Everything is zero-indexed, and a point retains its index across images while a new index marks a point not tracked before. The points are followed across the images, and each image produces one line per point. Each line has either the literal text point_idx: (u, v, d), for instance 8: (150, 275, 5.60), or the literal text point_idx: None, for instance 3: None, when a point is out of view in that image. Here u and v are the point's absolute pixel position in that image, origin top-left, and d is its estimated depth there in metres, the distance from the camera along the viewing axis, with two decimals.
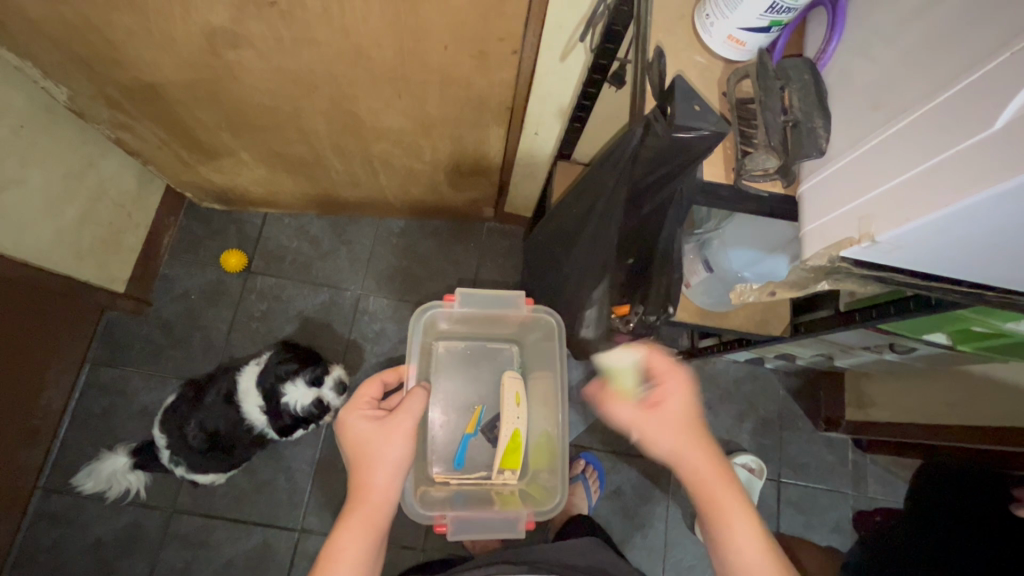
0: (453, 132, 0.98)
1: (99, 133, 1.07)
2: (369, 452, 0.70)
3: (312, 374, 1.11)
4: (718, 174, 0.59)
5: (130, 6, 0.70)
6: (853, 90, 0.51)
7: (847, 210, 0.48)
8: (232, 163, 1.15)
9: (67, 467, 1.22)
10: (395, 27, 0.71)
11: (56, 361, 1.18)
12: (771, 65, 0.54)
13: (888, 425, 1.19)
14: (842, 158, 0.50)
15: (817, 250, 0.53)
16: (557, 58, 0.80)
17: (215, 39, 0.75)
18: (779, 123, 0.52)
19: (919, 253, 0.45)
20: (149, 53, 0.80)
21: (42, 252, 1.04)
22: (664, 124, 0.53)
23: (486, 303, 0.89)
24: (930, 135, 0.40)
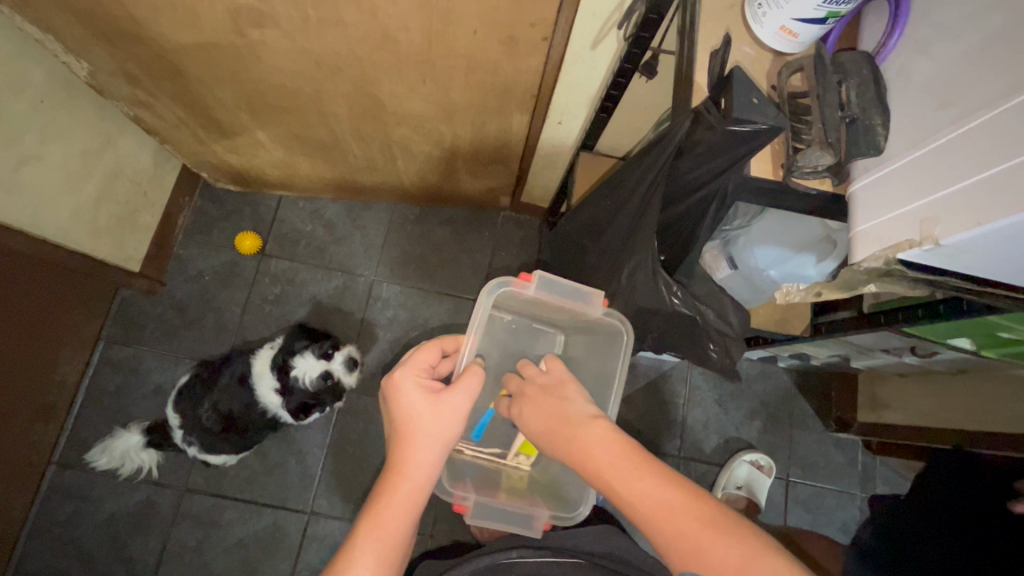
0: (475, 119, 0.97)
1: (117, 110, 1.06)
2: (419, 427, 0.68)
3: (320, 348, 1.11)
4: (764, 169, 0.57)
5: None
6: (916, 88, 0.50)
7: (907, 212, 0.47)
8: (250, 144, 1.14)
9: (80, 443, 1.23)
10: (425, 10, 0.69)
11: (71, 338, 1.18)
12: (829, 60, 0.54)
13: (902, 427, 1.19)
14: (901, 159, 0.49)
15: (874, 251, 0.52)
16: (589, 45, 0.78)
17: (241, 18, 0.74)
18: (836, 120, 0.52)
19: (982, 258, 0.44)
20: (172, 30, 0.78)
21: (59, 229, 1.04)
22: (719, 117, 0.52)
23: (558, 298, 0.77)
24: (1002, 140, 0.39)
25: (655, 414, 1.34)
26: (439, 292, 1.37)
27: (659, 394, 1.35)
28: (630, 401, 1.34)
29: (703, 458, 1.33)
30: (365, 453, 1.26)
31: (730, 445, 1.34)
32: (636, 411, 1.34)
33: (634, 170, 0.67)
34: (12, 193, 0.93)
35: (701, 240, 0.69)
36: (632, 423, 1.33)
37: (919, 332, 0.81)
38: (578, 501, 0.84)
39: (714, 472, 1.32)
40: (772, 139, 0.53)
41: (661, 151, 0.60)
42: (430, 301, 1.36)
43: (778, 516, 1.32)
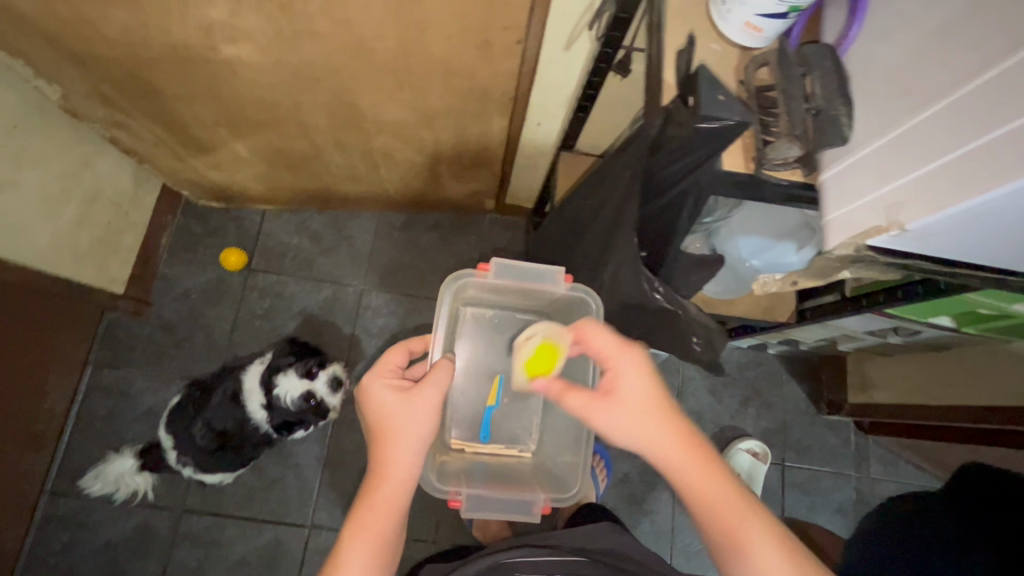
0: (455, 124, 0.97)
1: (93, 132, 1.05)
2: (393, 424, 0.69)
3: (303, 367, 1.09)
4: (737, 163, 0.59)
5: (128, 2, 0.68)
6: (879, 77, 0.51)
7: (872, 200, 0.49)
8: (231, 160, 1.13)
9: (73, 470, 1.22)
10: (399, 18, 0.70)
11: (58, 364, 1.17)
12: (792, 53, 0.55)
13: (891, 407, 1.22)
14: (865, 148, 0.51)
15: (843, 239, 0.54)
16: (562, 46, 0.79)
17: (215, 34, 0.74)
18: (802, 112, 0.53)
19: (945, 240, 0.46)
20: (145, 49, 0.78)
21: (41, 255, 1.03)
22: (688, 113, 0.53)
23: (523, 281, 0.82)
24: (958, 126, 0.41)
25: None
26: (428, 298, 1.37)
27: None
28: None
29: None
30: (363, 462, 1.26)
31: (725, 434, 1.36)
32: None
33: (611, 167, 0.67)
34: None
35: (682, 236, 0.68)
36: None
37: (901, 312, 0.82)
38: (573, 480, 0.88)
39: None
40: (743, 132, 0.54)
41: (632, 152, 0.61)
42: (420, 307, 1.36)
43: (776, 500, 1.34)
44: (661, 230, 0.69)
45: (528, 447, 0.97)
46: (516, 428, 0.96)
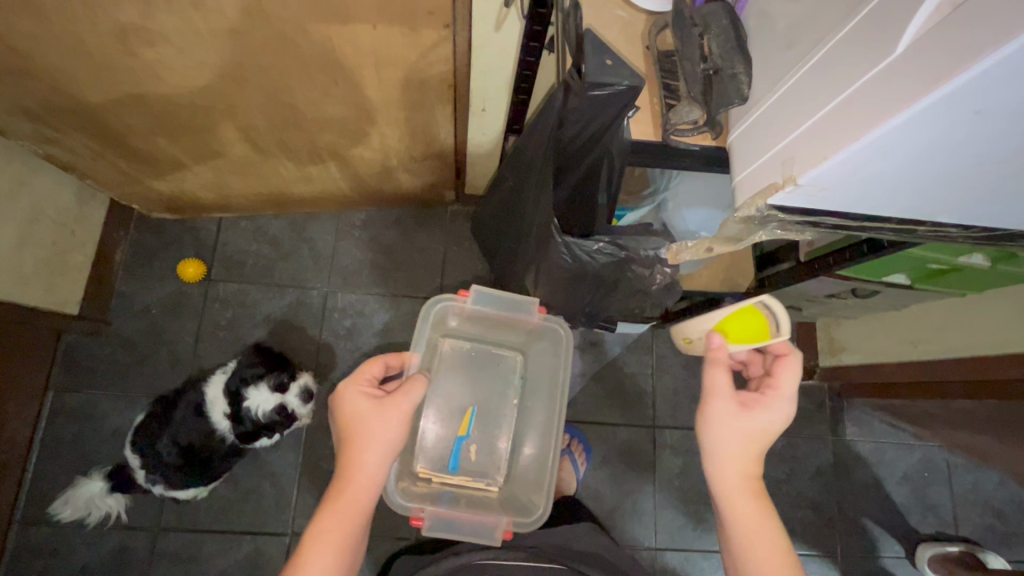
0: (398, 116, 0.96)
1: (26, 150, 1.02)
2: (364, 430, 0.68)
3: (275, 380, 1.08)
4: (646, 132, 0.58)
5: (28, 8, 0.65)
6: (771, 30, 0.52)
7: (770, 155, 0.49)
8: (174, 169, 1.10)
9: (41, 497, 1.19)
10: (317, 9, 0.67)
11: (15, 392, 1.14)
12: (688, 13, 0.54)
13: (864, 367, 1.23)
14: (765, 103, 0.51)
15: (747, 199, 0.53)
16: (492, 27, 0.77)
17: (130, 38, 0.71)
18: (699, 72, 0.53)
19: (840, 194, 0.46)
20: (58, 58, 0.75)
21: None
22: (578, 83, 0.51)
23: (498, 306, 0.88)
24: (851, 62, 0.41)
25: (625, 388, 1.35)
26: (395, 296, 1.35)
27: (627, 368, 1.36)
28: (599, 379, 1.35)
29: (677, 425, 1.35)
30: None
31: None
32: (606, 388, 1.35)
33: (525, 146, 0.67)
34: None
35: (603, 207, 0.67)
36: (602, 399, 1.34)
37: (854, 273, 0.82)
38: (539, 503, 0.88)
39: (689, 436, 1.34)
40: (636, 97, 0.53)
41: (542, 129, 0.61)
42: (387, 306, 1.34)
43: None
44: (575, 201, 0.70)
45: (496, 482, 0.97)
46: (485, 463, 0.97)
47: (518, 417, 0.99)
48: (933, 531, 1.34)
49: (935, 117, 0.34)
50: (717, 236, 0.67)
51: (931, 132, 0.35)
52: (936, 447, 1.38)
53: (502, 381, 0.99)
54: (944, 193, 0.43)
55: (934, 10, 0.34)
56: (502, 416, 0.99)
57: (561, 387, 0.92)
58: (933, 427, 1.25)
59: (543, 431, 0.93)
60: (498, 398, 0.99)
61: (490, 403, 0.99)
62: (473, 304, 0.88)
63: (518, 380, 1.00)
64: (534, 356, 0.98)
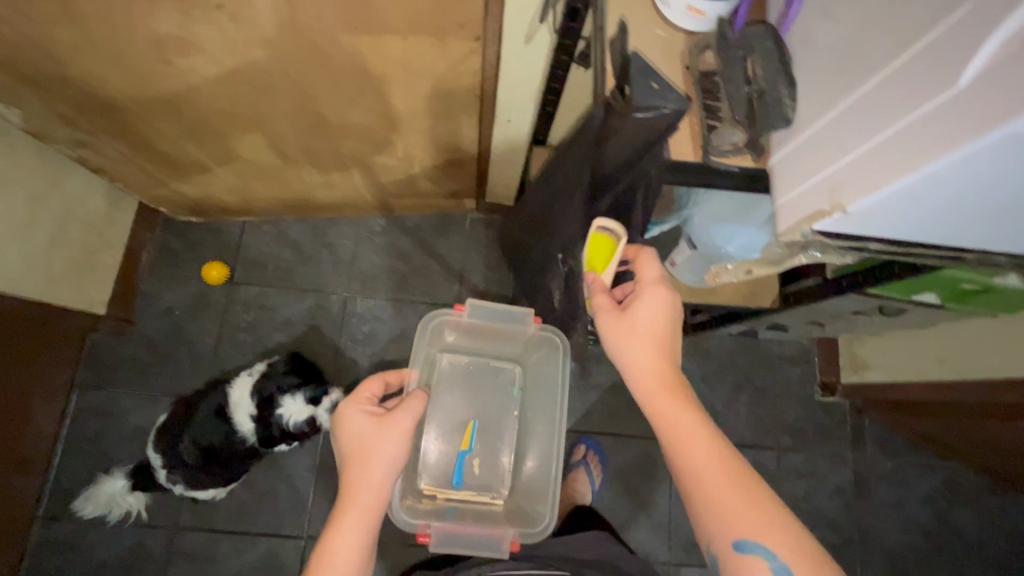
0: (422, 126, 0.96)
1: (60, 154, 1.04)
2: (365, 449, 0.68)
3: (310, 392, 1.11)
4: (686, 152, 0.57)
5: (71, 19, 0.67)
6: (815, 55, 0.51)
7: (815, 182, 0.49)
8: (201, 174, 1.12)
9: (64, 493, 1.21)
10: (348, 21, 0.68)
11: (41, 389, 1.16)
12: (731, 35, 0.54)
13: (889, 386, 1.22)
14: (808, 128, 0.51)
15: (791, 224, 0.53)
16: (521, 41, 0.78)
17: (167, 48, 0.72)
18: (742, 95, 0.53)
19: (889, 220, 0.46)
20: (97, 67, 0.77)
21: (13, 279, 1.02)
22: (622, 104, 0.51)
23: (496, 319, 0.89)
24: (902, 91, 0.40)
25: None
26: (413, 302, 1.36)
27: None
28: (616, 390, 1.34)
29: None
30: None
31: (718, 422, 1.35)
32: (623, 399, 1.34)
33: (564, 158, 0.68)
34: None
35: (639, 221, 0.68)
36: (619, 410, 1.33)
37: (882, 292, 0.81)
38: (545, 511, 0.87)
39: None
40: (679, 120, 0.52)
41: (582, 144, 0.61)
42: (406, 311, 1.35)
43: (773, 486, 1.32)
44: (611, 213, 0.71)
45: (501, 495, 0.96)
46: (489, 476, 0.97)
47: (520, 428, 0.99)
48: (956, 554, 1.31)
49: (1002, 149, 0.34)
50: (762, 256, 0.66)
51: (995, 162, 0.35)
52: (960, 468, 1.34)
53: (502, 393, 0.99)
54: (996, 218, 0.43)
55: (994, 48, 0.33)
56: (504, 428, 0.99)
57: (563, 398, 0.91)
58: (958, 448, 1.22)
59: (546, 440, 0.93)
60: (499, 410, 0.99)
61: (491, 416, 0.99)
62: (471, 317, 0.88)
63: (518, 392, 1.00)
64: (532, 366, 0.98)
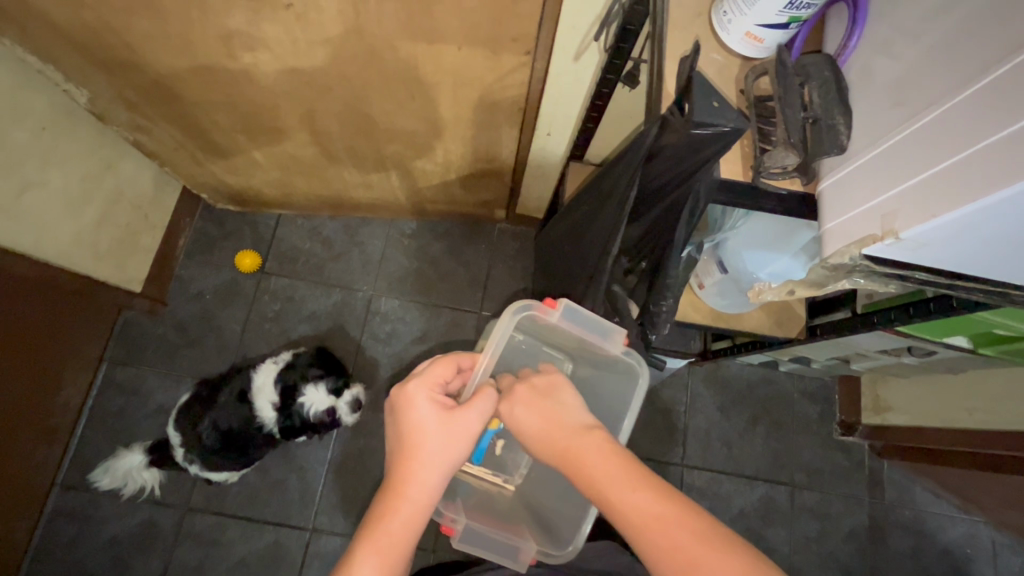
0: (464, 134, 0.99)
1: (118, 136, 1.09)
2: (427, 443, 0.66)
3: (334, 382, 1.14)
4: (735, 171, 0.58)
5: (151, 11, 0.71)
6: (875, 87, 0.51)
7: (869, 208, 0.48)
8: (246, 165, 1.16)
9: (83, 464, 1.24)
10: (408, 29, 0.71)
11: (73, 360, 1.19)
12: (790, 62, 0.54)
13: (912, 430, 1.19)
14: (864, 155, 0.50)
15: (839, 247, 0.52)
16: (571, 58, 0.80)
17: (234, 42, 0.76)
18: (798, 120, 0.52)
19: (945, 250, 0.44)
20: (166, 56, 0.81)
21: (62, 252, 1.06)
22: (682, 120, 0.53)
23: (580, 328, 0.79)
24: (965, 123, 0.39)
25: (657, 422, 1.33)
26: (436, 306, 1.38)
27: (659, 402, 1.34)
28: None
29: (706, 466, 1.32)
30: (366, 469, 1.26)
31: (733, 452, 1.33)
32: (637, 419, 1.33)
33: (612, 170, 0.71)
34: (13, 218, 0.95)
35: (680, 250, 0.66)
36: (634, 431, 1.32)
37: (912, 331, 0.80)
38: (570, 535, 0.82)
39: (718, 479, 1.31)
40: (736, 139, 0.53)
41: (631, 160, 0.64)
42: (428, 315, 1.37)
43: (785, 524, 1.30)
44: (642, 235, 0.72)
45: (512, 479, 0.97)
46: (506, 458, 0.98)
47: None
48: None
49: None
50: (804, 280, 0.65)
51: None
52: (981, 523, 1.30)
53: None
54: None
55: None
56: None
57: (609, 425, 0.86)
58: (982, 503, 1.18)
59: None
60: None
61: None
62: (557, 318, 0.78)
63: None
64: (580, 372, 0.90)
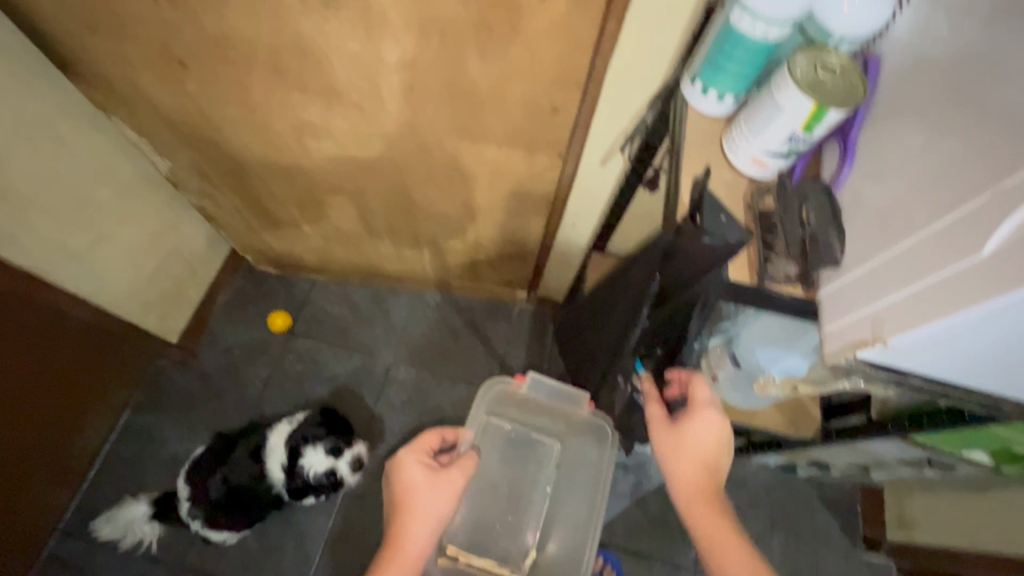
0: (496, 219, 1.08)
1: (185, 200, 1.21)
2: (417, 500, 0.71)
3: (331, 443, 1.13)
4: (743, 275, 0.62)
5: (240, 102, 0.83)
6: (863, 210, 0.57)
7: (862, 314, 0.52)
8: (293, 232, 1.26)
9: (87, 510, 1.24)
10: (457, 129, 0.82)
11: (100, 403, 1.23)
12: (790, 185, 0.61)
13: (940, 551, 1.13)
14: (857, 268, 0.55)
15: (836, 348, 0.55)
16: (598, 162, 0.89)
17: (303, 131, 0.88)
18: (796, 236, 0.59)
19: (934, 357, 0.48)
20: (244, 138, 0.93)
21: (116, 300, 1.14)
22: (694, 230, 0.59)
23: (552, 397, 0.95)
24: (943, 247, 0.44)
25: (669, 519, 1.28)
26: (452, 379, 1.40)
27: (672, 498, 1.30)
28: (641, 503, 1.29)
29: None
30: (366, 542, 1.23)
31: None
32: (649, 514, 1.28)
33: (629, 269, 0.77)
34: (81, 267, 1.04)
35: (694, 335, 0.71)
36: (644, 527, 1.27)
37: (929, 441, 0.79)
38: None
39: None
40: (742, 248, 0.59)
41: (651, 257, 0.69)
42: (444, 387, 1.39)
43: None
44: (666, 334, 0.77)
45: (519, 569, 0.98)
46: (510, 549, 0.99)
47: (548, 507, 1.00)
48: None
49: None
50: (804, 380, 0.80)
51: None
52: None
53: (537, 468, 1.01)
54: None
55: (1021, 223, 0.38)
56: (533, 502, 1.00)
57: (597, 482, 0.96)
58: None
59: (574, 523, 0.97)
60: (531, 484, 1.01)
61: (523, 485, 1.01)
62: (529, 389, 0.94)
63: (552, 468, 1.01)
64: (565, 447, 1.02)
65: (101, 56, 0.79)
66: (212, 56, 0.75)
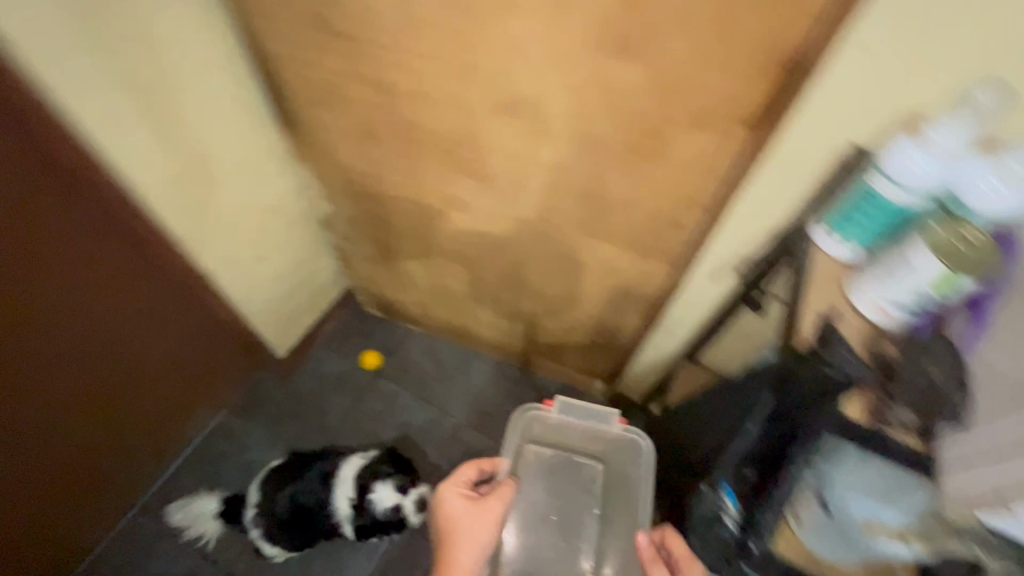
0: (596, 309, 1.14)
1: (328, 239, 1.40)
2: (459, 530, 0.76)
3: (400, 483, 1.21)
4: (858, 416, 0.64)
5: (408, 173, 1.00)
6: (997, 381, 0.59)
7: (988, 478, 0.57)
8: (407, 284, 1.40)
9: (166, 493, 1.35)
10: (585, 224, 0.92)
11: (207, 398, 1.38)
12: (916, 342, 0.64)
13: None
14: (986, 433, 0.58)
15: (960, 506, 0.60)
16: (706, 277, 0.94)
17: (450, 202, 1.01)
18: (919, 387, 0.61)
19: None
20: (399, 200, 1.09)
21: (253, 312, 1.31)
22: (814, 361, 0.63)
23: (584, 417, 0.98)
24: None
25: None
26: None
27: None
28: None
29: None
30: None
31: None
32: None
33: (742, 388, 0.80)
34: (240, 280, 1.22)
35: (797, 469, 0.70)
36: None
37: None
38: None
39: None
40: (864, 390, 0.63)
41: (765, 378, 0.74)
42: None
43: None
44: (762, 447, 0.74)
45: None
46: None
47: (598, 529, 1.00)
48: None
49: None
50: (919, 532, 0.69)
51: None
52: None
53: (582, 493, 1.02)
54: None
55: None
56: (581, 527, 1.00)
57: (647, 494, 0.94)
58: None
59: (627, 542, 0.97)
60: (578, 508, 1.02)
61: (570, 512, 1.01)
62: (558, 414, 0.98)
63: (597, 492, 1.02)
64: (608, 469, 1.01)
65: (315, 119, 0.99)
66: (399, 137, 0.92)
